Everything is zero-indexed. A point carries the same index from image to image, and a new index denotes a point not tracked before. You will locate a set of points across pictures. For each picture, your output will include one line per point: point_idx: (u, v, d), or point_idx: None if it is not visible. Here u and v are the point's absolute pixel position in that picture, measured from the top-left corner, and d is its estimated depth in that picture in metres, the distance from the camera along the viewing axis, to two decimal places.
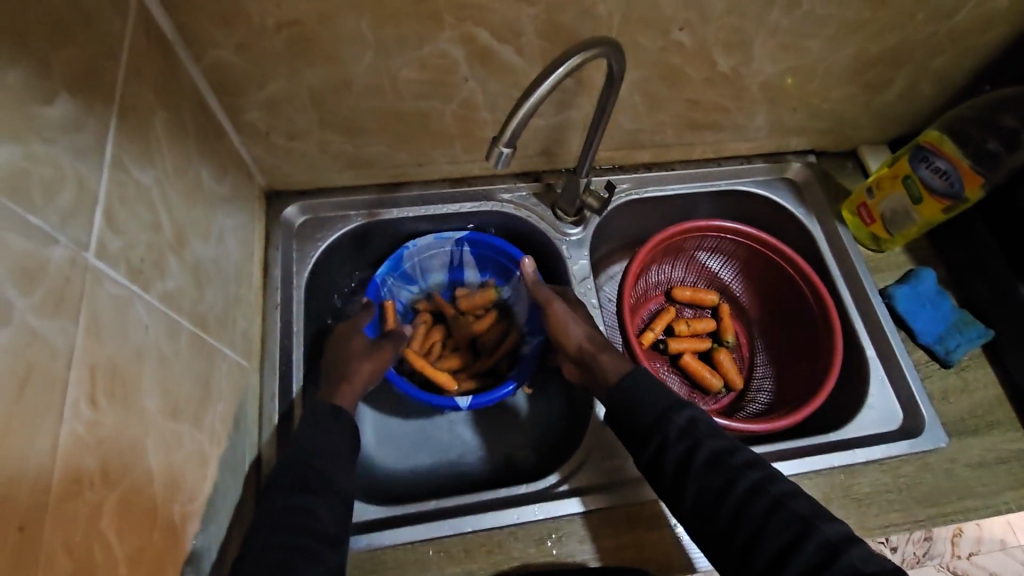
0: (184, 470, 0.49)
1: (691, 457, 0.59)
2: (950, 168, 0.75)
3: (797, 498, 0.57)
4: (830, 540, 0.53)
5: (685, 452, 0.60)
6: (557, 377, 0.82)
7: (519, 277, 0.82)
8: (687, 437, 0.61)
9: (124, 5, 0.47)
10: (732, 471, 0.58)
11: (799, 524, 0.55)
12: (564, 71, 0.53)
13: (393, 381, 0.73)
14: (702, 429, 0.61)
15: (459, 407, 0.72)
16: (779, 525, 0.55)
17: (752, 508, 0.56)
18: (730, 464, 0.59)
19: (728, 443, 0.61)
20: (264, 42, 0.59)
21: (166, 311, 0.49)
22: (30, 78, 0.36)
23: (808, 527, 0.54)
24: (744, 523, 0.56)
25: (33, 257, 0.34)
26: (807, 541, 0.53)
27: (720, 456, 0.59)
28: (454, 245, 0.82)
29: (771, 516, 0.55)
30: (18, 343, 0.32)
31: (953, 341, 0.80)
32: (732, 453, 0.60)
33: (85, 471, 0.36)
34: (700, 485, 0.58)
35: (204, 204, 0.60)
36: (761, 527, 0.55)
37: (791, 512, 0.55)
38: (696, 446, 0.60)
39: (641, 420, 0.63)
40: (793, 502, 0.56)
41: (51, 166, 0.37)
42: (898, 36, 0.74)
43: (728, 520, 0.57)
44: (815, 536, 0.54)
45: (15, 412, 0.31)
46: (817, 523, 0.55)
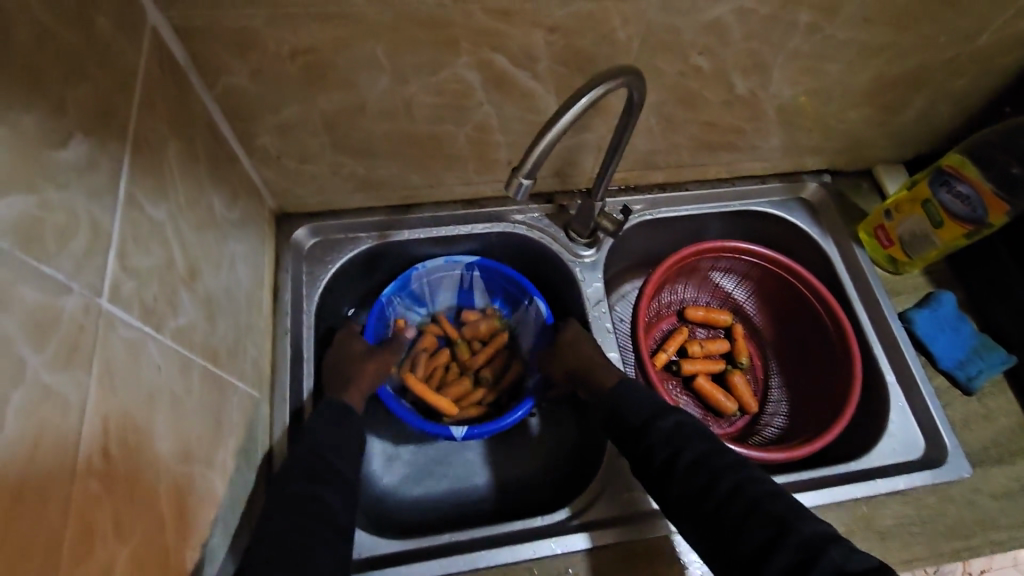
0: (194, 511, 0.48)
1: (674, 457, 0.60)
2: (972, 194, 0.74)
3: (779, 498, 0.56)
4: (809, 539, 0.52)
5: (669, 455, 0.60)
6: (569, 404, 0.81)
7: (527, 307, 0.80)
8: (670, 441, 0.61)
9: (137, 36, 0.46)
10: (715, 472, 0.58)
11: (777, 523, 0.54)
12: (588, 101, 0.52)
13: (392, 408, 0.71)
14: (688, 434, 0.61)
15: (453, 436, 0.70)
16: (758, 524, 0.54)
17: (732, 507, 0.56)
18: (713, 466, 0.59)
19: (713, 445, 0.61)
20: (278, 69, 0.58)
21: (178, 349, 0.48)
22: (44, 121, 0.34)
23: (787, 526, 0.53)
24: (725, 523, 0.55)
25: (45, 309, 0.33)
26: (786, 539, 0.52)
27: (703, 458, 0.59)
28: (464, 269, 0.80)
29: (752, 515, 0.55)
30: (32, 403, 0.31)
31: (974, 367, 0.78)
32: (716, 455, 0.60)
33: (96, 529, 0.35)
34: (683, 486, 0.58)
35: (215, 232, 0.59)
36: (741, 526, 0.55)
37: (770, 511, 0.55)
38: (679, 450, 0.60)
39: (630, 423, 0.64)
40: (773, 501, 0.55)
41: (65, 212, 0.35)
42: (920, 59, 0.73)
43: (711, 521, 0.56)
44: (793, 535, 0.52)
45: (30, 475, 0.30)
46: (797, 523, 0.53)
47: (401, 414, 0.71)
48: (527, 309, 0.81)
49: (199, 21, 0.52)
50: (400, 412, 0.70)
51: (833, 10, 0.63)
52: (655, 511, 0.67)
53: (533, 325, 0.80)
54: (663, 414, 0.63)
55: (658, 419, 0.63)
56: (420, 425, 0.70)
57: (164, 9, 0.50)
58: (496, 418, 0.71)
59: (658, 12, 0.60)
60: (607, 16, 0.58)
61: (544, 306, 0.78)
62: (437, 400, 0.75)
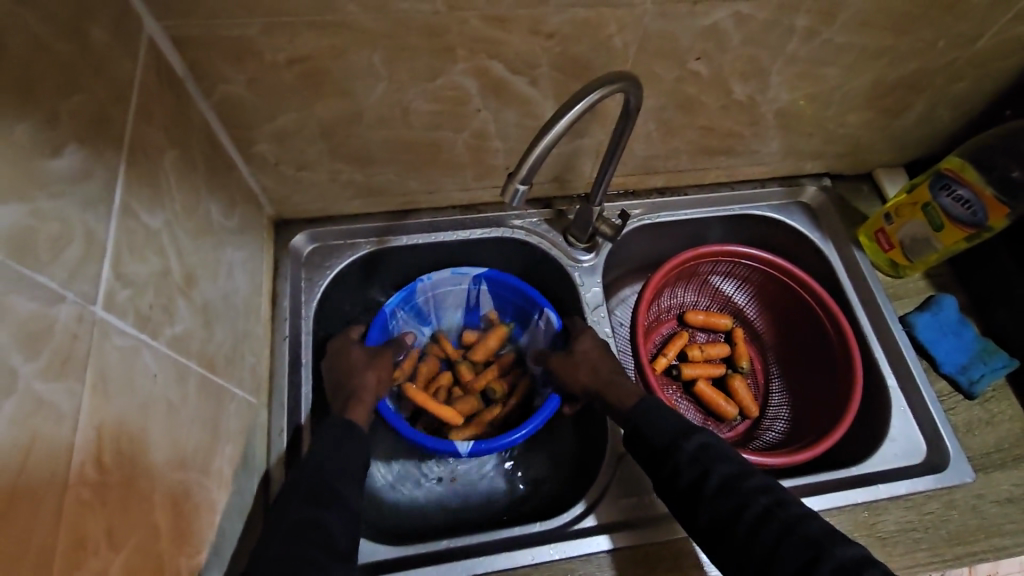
0: (192, 518, 0.48)
1: (702, 481, 0.57)
2: (972, 197, 0.73)
3: (810, 521, 0.54)
4: (844, 564, 0.51)
5: (697, 477, 0.57)
6: (570, 421, 0.79)
7: (537, 320, 0.80)
8: (697, 463, 0.58)
9: (133, 45, 0.47)
10: (743, 496, 0.56)
11: (812, 548, 0.52)
12: (583, 107, 0.52)
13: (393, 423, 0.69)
14: (714, 454, 0.58)
15: (459, 453, 0.68)
16: (793, 551, 0.52)
17: (765, 533, 0.54)
18: (741, 489, 0.56)
19: (739, 467, 0.58)
20: (275, 77, 0.58)
21: (175, 357, 0.48)
22: (38, 131, 0.35)
23: (822, 552, 0.52)
24: (758, 549, 0.53)
25: (39, 318, 0.33)
26: (822, 566, 0.51)
27: (731, 481, 0.57)
28: (471, 282, 0.80)
29: (786, 542, 0.53)
30: (22, 413, 0.31)
31: (977, 371, 0.78)
32: (744, 478, 0.57)
33: (89, 537, 0.35)
34: (712, 510, 0.56)
35: (213, 240, 0.59)
36: (774, 552, 0.53)
37: (805, 537, 0.53)
38: (706, 472, 0.57)
39: (654, 443, 0.61)
40: (805, 525, 0.54)
41: (58, 221, 0.36)
42: (919, 63, 0.72)
43: (742, 546, 0.54)
44: (829, 561, 0.51)
45: (22, 481, 0.30)
46: (831, 548, 0.52)
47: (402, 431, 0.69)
48: (537, 323, 0.80)
49: (195, 30, 0.52)
50: (401, 428, 0.68)
51: (831, 15, 0.63)
52: (660, 515, 0.67)
53: (542, 339, 0.79)
54: (689, 434, 0.60)
55: (685, 441, 0.60)
56: (424, 442, 0.68)
57: (161, 19, 0.50)
58: (504, 433, 0.69)
59: (654, 19, 0.60)
60: (602, 21, 0.58)
61: (554, 316, 0.77)
62: (437, 408, 0.74)
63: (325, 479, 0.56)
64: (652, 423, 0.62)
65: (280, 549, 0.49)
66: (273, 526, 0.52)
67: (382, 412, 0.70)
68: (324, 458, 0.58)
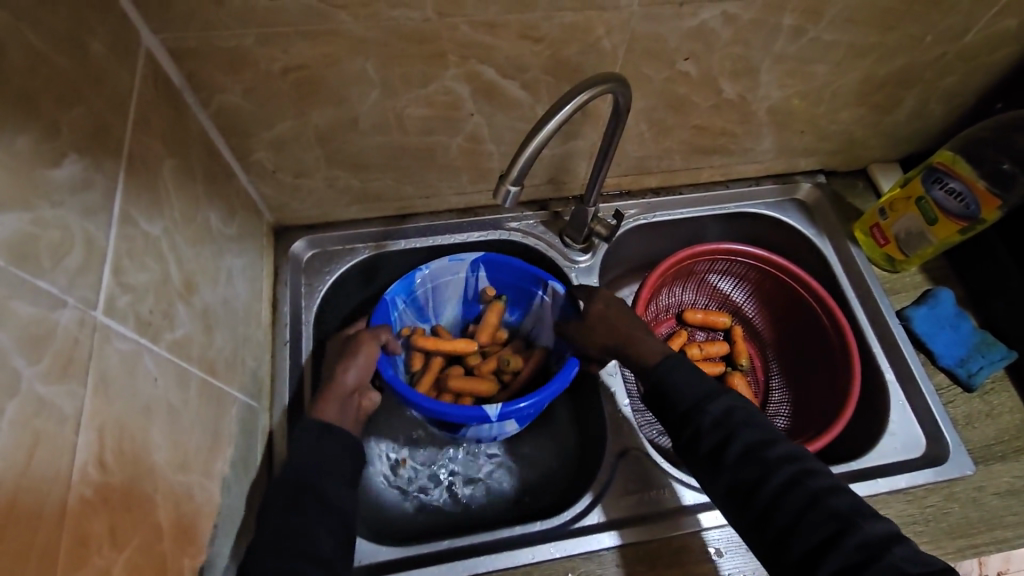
0: (195, 520, 0.49)
1: (726, 446, 0.57)
2: (965, 190, 0.74)
3: (838, 495, 0.53)
4: (870, 540, 0.50)
5: (720, 442, 0.57)
6: (565, 396, 0.81)
7: (542, 297, 0.78)
8: (720, 428, 0.58)
9: (131, 57, 0.48)
10: (767, 464, 0.55)
11: (836, 521, 0.51)
12: (572, 107, 0.53)
13: (407, 395, 0.65)
14: (738, 421, 0.58)
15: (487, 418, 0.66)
16: (814, 523, 0.52)
17: (787, 502, 0.53)
18: (765, 458, 0.56)
19: (765, 435, 0.57)
20: (269, 86, 0.59)
21: (175, 360, 0.49)
22: (39, 143, 0.36)
23: (847, 525, 0.51)
24: (777, 518, 0.53)
25: (40, 323, 0.34)
26: (846, 540, 0.50)
27: (756, 448, 0.56)
28: (469, 269, 0.79)
29: (809, 512, 0.52)
30: (25, 413, 0.32)
31: (976, 363, 0.78)
32: (770, 447, 0.56)
33: (92, 537, 0.36)
34: (733, 475, 0.56)
35: (213, 247, 0.60)
36: (796, 522, 0.52)
37: (828, 510, 0.52)
38: (730, 437, 0.57)
39: (676, 407, 0.60)
40: (832, 498, 0.53)
41: (60, 229, 0.37)
42: (907, 58, 0.73)
43: (763, 513, 0.54)
44: (852, 535, 0.50)
45: (26, 478, 0.31)
46: (856, 521, 0.51)
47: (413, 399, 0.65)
48: (543, 299, 0.78)
49: (191, 42, 0.53)
50: (413, 397, 0.65)
51: (816, 13, 0.64)
52: (660, 513, 0.67)
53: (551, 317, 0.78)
54: (714, 398, 0.60)
55: (709, 404, 0.59)
56: (445, 412, 0.65)
57: (158, 32, 0.52)
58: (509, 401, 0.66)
59: (640, 20, 0.61)
60: (591, 25, 0.60)
61: (560, 287, 0.75)
62: (452, 342, 0.75)
63: (308, 477, 0.56)
64: (668, 392, 0.61)
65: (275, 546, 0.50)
66: (262, 532, 0.52)
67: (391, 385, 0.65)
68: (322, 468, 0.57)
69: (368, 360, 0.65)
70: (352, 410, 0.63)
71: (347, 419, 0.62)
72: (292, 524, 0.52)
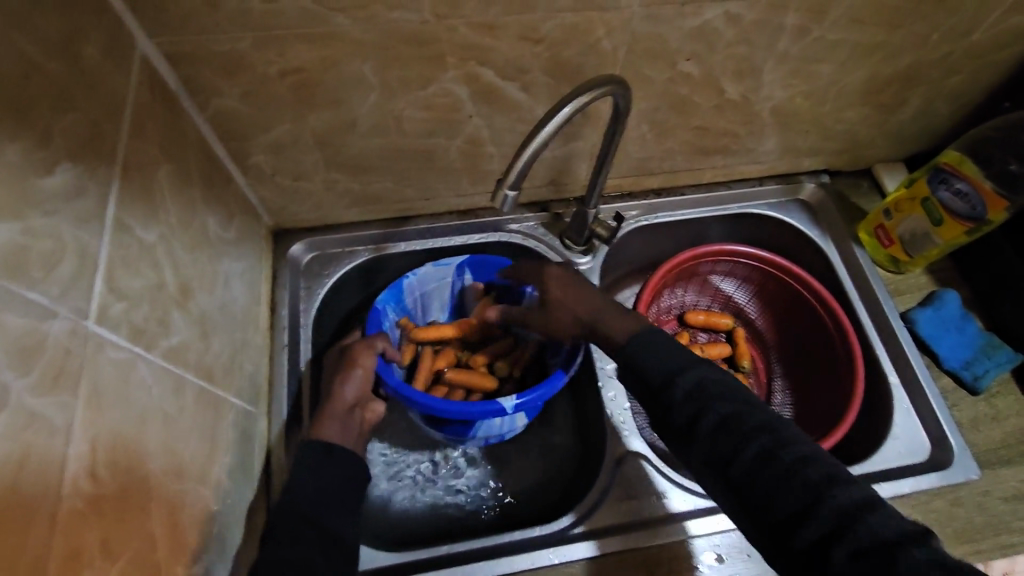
0: (190, 528, 0.49)
1: (697, 419, 0.53)
2: (971, 191, 0.73)
3: (816, 463, 0.48)
4: (847, 509, 0.45)
5: (691, 416, 0.53)
6: (567, 399, 0.81)
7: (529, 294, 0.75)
8: (692, 401, 0.53)
9: (125, 62, 0.48)
10: (742, 435, 0.51)
11: (811, 491, 0.47)
12: (572, 110, 0.53)
13: (409, 395, 0.63)
14: (712, 392, 0.54)
15: (503, 412, 0.65)
16: (790, 494, 0.47)
17: (761, 473, 0.49)
18: (739, 430, 0.51)
19: (742, 405, 0.53)
20: (266, 89, 0.59)
21: (171, 368, 0.48)
22: (30, 151, 0.36)
23: (823, 495, 0.46)
24: (752, 490, 0.49)
25: (30, 334, 0.34)
26: (822, 511, 0.45)
27: (728, 419, 0.52)
28: (455, 273, 0.77)
29: (784, 483, 0.48)
30: (15, 426, 0.32)
31: (981, 367, 0.77)
32: (745, 417, 0.52)
33: (84, 549, 0.36)
34: (706, 449, 0.52)
35: (209, 252, 0.60)
36: (770, 494, 0.48)
37: (802, 476, 0.48)
38: (702, 410, 0.53)
39: (648, 382, 0.57)
40: (808, 467, 0.48)
41: (51, 238, 0.36)
42: (913, 57, 0.72)
43: (737, 485, 0.50)
44: (829, 505, 0.46)
45: (16, 492, 0.31)
46: (832, 490, 0.46)
47: (429, 405, 0.63)
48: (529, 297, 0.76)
49: (188, 46, 0.53)
50: (428, 402, 0.63)
51: (820, 12, 0.63)
52: (660, 518, 0.67)
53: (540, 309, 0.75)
54: (686, 371, 0.55)
55: (679, 377, 0.55)
56: (465, 411, 0.63)
57: (154, 35, 0.51)
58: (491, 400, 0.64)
59: (642, 21, 0.60)
60: (592, 26, 0.59)
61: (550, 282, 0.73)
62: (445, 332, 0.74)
63: (306, 485, 0.56)
64: (642, 371, 0.57)
65: (273, 554, 0.50)
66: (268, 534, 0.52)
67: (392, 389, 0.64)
68: (317, 473, 0.57)
69: (365, 371, 0.65)
70: (354, 425, 0.63)
71: (349, 438, 0.61)
72: (284, 554, 0.50)
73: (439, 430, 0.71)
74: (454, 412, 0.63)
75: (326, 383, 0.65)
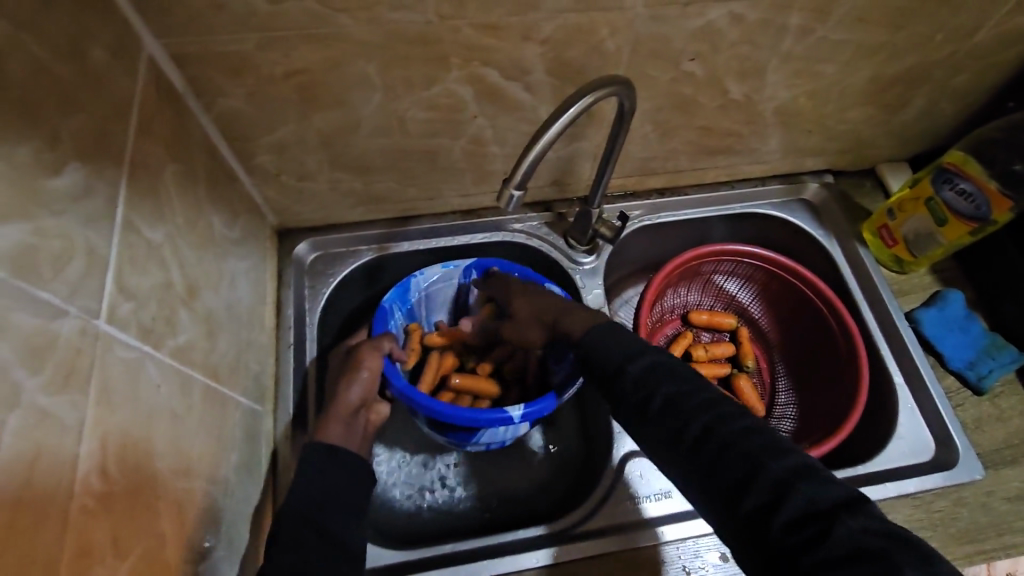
0: (197, 526, 0.49)
1: (646, 402, 0.52)
2: (975, 191, 0.73)
3: (756, 435, 0.48)
4: (783, 479, 0.44)
5: (640, 399, 0.53)
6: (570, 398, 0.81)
7: None
8: (642, 385, 0.53)
9: (132, 63, 0.48)
10: (686, 413, 0.50)
11: (748, 463, 0.46)
12: (575, 111, 0.53)
13: (416, 400, 0.64)
14: (660, 375, 0.53)
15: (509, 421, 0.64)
16: (730, 468, 0.47)
17: (703, 450, 0.48)
18: (685, 408, 0.51)
19: (689, 385, 0.52)
20: (271, 90, 0.59)
21: (178, 367, 0.49)
22: (40, 153, 0.36)
23: (759, 467, 0.45)
24: (696, 466, 0.49)
25: (41, 333, 0.34)
26: (758, 482, 0.45)
27: (675, 399, 0.52)
28: (461, 275, 0.77)
29: (724, 457, 0.47)
30: (27, 425, 0.32)
31: (985, 367, 0.77)
32: (690, 396, 0.51)
33: (95, 546, 0.36)
34: (654, 428, 0.52)
35: (215, 251, 0.60)
36: (712, 469, 0.47)
37: (740, 448, 0.47)
38: (650, 393, 0.52)
39: (602, 368, 0.57)
40: (747, 440, 0.47)
41: (60, 238, 0.37)
42: (917, 56, 0.72)
43: (683, 463, 0.50)
44: (766, 477, 0.45)
45: (29, 490, 0.31)
46: (770, 461, 0.45)
47: (435, 410, 0.63)
48: None
49: (193, 47, 0.53)
50: (437, 407, 0.63)
51: (824, 12, 0.63)
52: (664, 517, 0.67)
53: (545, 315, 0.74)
54: (637, 357, 0.55)
55: (630, 364, 0.55)
56: (475, 419, 0.63)
57: (161, 37, 0.52)
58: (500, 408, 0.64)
59: (645, 21, 0.60)
60: (595, 27, 0.59)
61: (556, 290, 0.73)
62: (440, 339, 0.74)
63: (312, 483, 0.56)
64: (598, 359, 0.57)
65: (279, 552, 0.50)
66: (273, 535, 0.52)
67: (399, 392, 0.64)
68: (323, 472, 0.57)
69: (371, 373, 0.65)
70: (358, 428, 0.64)
71: (353, 440, 0.62)
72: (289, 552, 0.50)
73: (444, 433, 0.70)
74: (461, 420, 0.63)
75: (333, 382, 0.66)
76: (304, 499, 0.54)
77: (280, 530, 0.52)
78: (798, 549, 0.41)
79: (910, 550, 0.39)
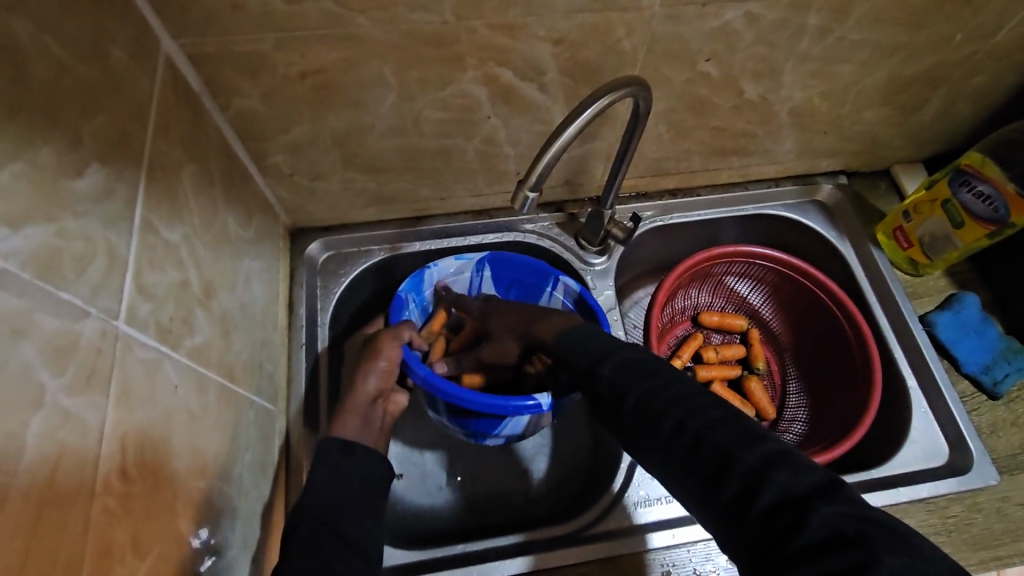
0: (212, 524, 0.49)
1: (622, 402, 0.51)
2: (994, 194, 0.72)
3: (727, 425, 0.46)
4: (755, 469, 0.42)
5: (616, 398, 0.52)
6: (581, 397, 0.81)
7: (552, 292, 0.76)
8: (616, 384, 0.52)
9: (150, 63, 0.48)
10: (659, 409, 0.49)
11: (721, 456, 0.44)
12: (592, 112, 0.52)
13: (440, 388, 0.63)
14: (642, 372, 0.52)
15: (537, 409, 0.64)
16: (702, 460, 0.45)
17: (677, 445, 0.47)
18: (659, 404, 0.49)
19: (664, 380, 0.51)
20: (287, 90, 0.59)
21: (195, 367, 0.49)
22: (64, 155, 0.36)
23: (730, 458, 0.44)
24: (672, 461, 0.47)
25: (65, 335, 0.34)
26: (731, 473, 0.43)
27: (648, 396, 0.50)
28: (474, 268, 0.77)
29: (697, 451, 0.46)
30: (51, 426, 0.32)
31: (1001, 371, 0.76)
32: (663, 390, 0.50)
33: (115, 547, 0.36)
34: (631, 427, 0.51)
35: (230, 251, 0.60)
36: (686, 463, 0.46)
37: (713, 440, 0.45)
38: (625, 392, 0.52)
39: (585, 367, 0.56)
40: (718, 431, 0.46)
41: (83, 240, 0.37)
42: (936, 57, 0.71)
43: (661, 458, 0.48)
44: (737, 468, 0.43)
45: (52, 489, 0.31)
46: (740, 451, 0.44)
47: (459, 397, 0.63)
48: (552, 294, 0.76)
49: (210, 47, 0.53)
50: (459, 394, 0.63)
51: (843, 12, 0.63)
52: (676, 520, 0.67)
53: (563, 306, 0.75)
54: (623, 358, 0.54)
55: (621, 364, 0.54)
56: (500, 406, 0.63)
57: (178, 37, 0.52)
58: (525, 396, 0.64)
59: (663, 21, 0.59)
60: (611, 26, 0.59)
61: (571, 282, 0.74)
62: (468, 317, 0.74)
63: (323, 484, 0.56)
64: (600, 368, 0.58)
65: (294, 553, 0.50)
66: (286, 536, 0.52)
67: (422, 380, 0.64)
68: (335, 473, 0.57)
69: (389, 363, 0.65)
70: (376, 419, 0.63)
71: (369, 434, 0.62)
72: (302, 552, 0.50)
73: (463, 426, 0.70)
74: (487, 406, 0.63)
75: (349, 375, 0.66)
76: (315, 497, 0.55)
77: (288, 529, 0.52)
78: (775, 538, 0.39)
79: (885, 533, 0.37)
